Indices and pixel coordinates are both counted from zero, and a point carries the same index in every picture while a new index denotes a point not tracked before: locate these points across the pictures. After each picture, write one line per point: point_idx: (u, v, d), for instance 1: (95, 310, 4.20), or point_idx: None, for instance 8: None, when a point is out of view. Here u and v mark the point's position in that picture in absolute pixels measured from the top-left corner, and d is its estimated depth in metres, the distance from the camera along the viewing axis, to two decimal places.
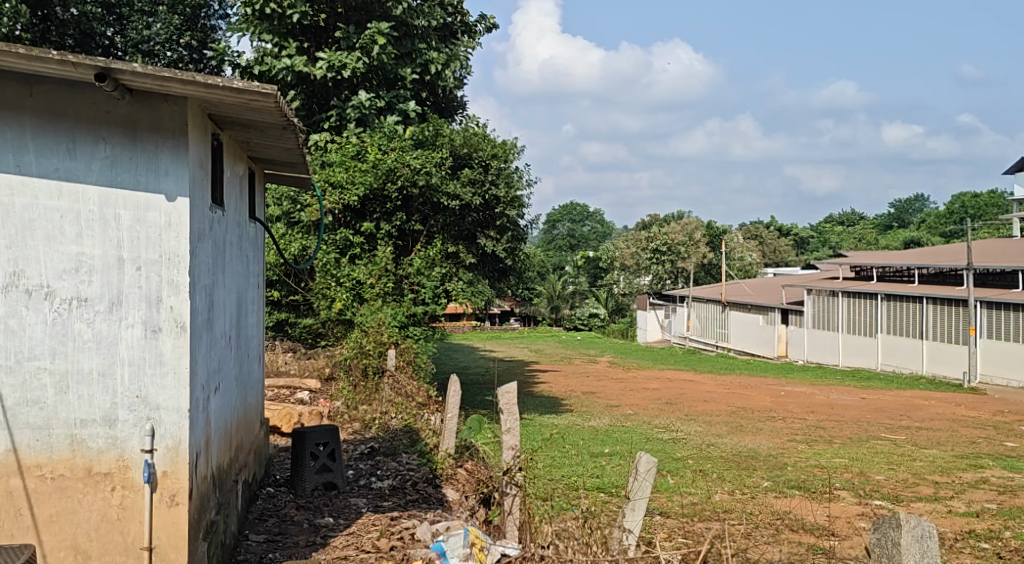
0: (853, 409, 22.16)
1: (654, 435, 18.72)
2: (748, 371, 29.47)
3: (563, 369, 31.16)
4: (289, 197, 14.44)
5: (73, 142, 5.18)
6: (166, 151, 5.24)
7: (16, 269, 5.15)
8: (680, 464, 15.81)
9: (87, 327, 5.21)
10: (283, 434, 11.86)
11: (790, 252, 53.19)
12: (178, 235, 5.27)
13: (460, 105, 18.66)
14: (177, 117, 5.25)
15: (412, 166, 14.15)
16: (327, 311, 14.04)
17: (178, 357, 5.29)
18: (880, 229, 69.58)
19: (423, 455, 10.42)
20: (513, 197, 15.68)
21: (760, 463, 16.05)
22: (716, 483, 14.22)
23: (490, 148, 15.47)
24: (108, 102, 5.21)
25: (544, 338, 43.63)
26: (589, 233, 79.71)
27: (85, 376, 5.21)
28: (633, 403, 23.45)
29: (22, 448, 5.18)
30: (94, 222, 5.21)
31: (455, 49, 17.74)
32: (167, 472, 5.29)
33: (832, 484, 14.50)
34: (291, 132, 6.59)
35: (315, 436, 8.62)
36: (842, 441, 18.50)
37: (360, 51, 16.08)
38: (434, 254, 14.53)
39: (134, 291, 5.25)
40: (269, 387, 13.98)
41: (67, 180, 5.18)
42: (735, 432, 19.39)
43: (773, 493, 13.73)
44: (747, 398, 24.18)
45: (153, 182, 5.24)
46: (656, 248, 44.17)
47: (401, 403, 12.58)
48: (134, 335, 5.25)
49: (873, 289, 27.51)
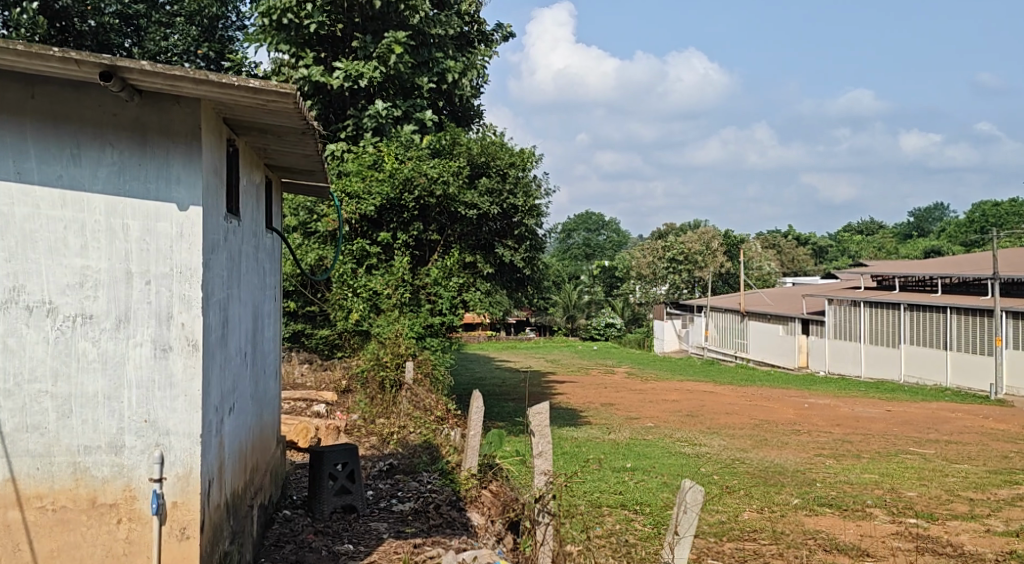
0: (879, 422, 21.59)
1: (676, 449, 18.22)
2: (770, 382, 28.90)
3: (581, 380, 30.63)
4: (306, 207, 14.09)
5: (78, 147, 4.82)
6: (179, 157, 4.88)
7: (16, 283, 4.77)
8: (705, 480, 15.33)
9: (92, 347, 4.84)
10: (301, 450, 11.51)
11: (809, 261, 52.56)
12: (190, 247, 4.91)
13: (477, 113, 18.19)
14: (189, 120, 4.89)
15: (429, 175, 13.75)
16: (343, 322, 13.86)
17: (190, 378, 4.92)
18: (899, 239, 68.72)
19: (444, 474, 10.04)
20: (531, 206, 14.83)
21: (787, 479, 15.52)
22: (744, 500, 13.72)
23: (509, 156, 14.76)
24: (116, 105, 4.85)
25: (561, 348, 43.18)
26: (605, 242, 79.27)
27: (89, 400, 4.83)
28: (653, 416, 22.97)
29: (21, 477, 4.80)
30: (100, 233, 4.84)
31: (471, 58, 17.37)
32: (176, 503, 4.91)
33: (863, 501, 14.00)
34: (311, 137, 6.23)
35: (333, 457, 8.22)
36: (871, 456, 17.96)
37: (377, 60, 15.77)
38: (451, 264, 14.05)
39: (143, 308, 4.88)
40: (285, 400, 13.61)
41: (71, 189, 4.81)
42: (760, 446, 18.88)
43: (802, 510, 13.23)
44: (770, 410, 23.65)
45: (164, 191, 4.88)
46: (673, 257, 43.64)
47: (419, 417, 12.29)
48: (143, 354, 4.88)
49: (896, 299, 26.90)
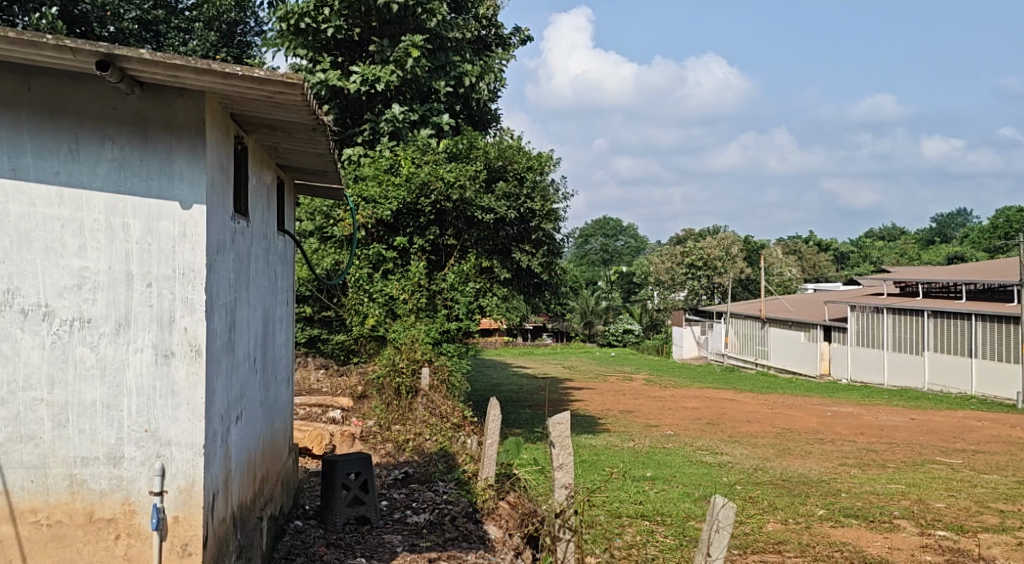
0: (903, 431, 21.15)
1: (697, 458, 17.87)
2: (791, 390, 28.48)
3: (599, 387, 30.28)
4: (323, 211, 13.77)
5: (77, 142, 4.58)
6: (183, 153, 4.63)
7: (10, 285, 4.54)
8: (727, 490, 14.96)
9: (91, 353, 4.59)
10: (315, 457, 11.26)
11: (830, 267, 52.00)
12: (193, 248, 4.66)
13: (495, 117, 17.89)
14: (193, 114, 4.64)
15: (446, 180, 13.50)
16: (359, 328, 13.51)
17: (193, 386, 4.66)
18: (921, 245, 67.85)
19: (460, 484, 9.79)
20: (549, 210, 14.49)
21: (812, 490, 15.15)
22: (768, 511, 13.37)
23: (526, 160, 14.43)
24: (117, 97, 4.60)
25: (578, 354, 42.87)
26: (622, 249, 78.94)
27: (87, 409, 4.58)
28: (673, 424, 22.62)
29: (15, 490, 4.56)
30: (100, 231, 4.60)
31: (489, 61, 17.07)
32: (178, 517, 4.66)
33: (890, 512, 13.60)
34: (322, 134, 5.97)
35: (346, 466, 7.94)
36: (897, 466, 17.55)
37: (394, 64, 15.54)
38: (467, 269, 13.78)
39: (144, 311, 4.63)
40: (300, 406, 13.38)
41: (69, 186, 4.57)
42: (782, 456, 18.50)
43: (828, 522, 12.84)
44: (792, 418, 23.25)
45: (166, 188, 4.63)
46: (692, 263, 43.21)
47: (436, 424, 12.07)
48: (143, 360, 4.63)
49: (919, 305, 26.43)
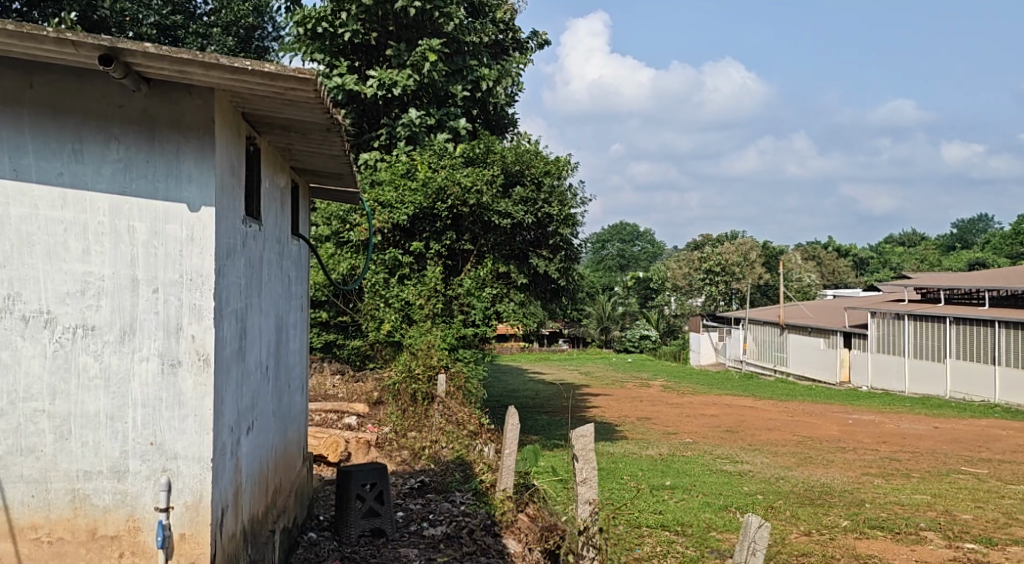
0: (926, 439, 20.77)
1: (717, 467, 17.55)
2: (812, 397, 28.09)
3: (616, 393, 30.00)
4: (339, 215, 13.57)
5: (80, 142, 4.38)
6: (191, 154, 4.43)
7: (11, 291, 4.34)
8: (749, 500, 14.64)
9: (94, 361, 4.39)
10: (329, 464, 11.11)
11: (850, 273, 51.49)
12: (202, 252, 4.45)
13: (512, 121, 17.61)
14: (202, 112, 4.44)
15: (463, 185, 13.24)
16: (375, 333, 13.41)
17: (200, 397, 4.45)
18: (942, 251, 67.11)
19: (478, 495, 9.58)
20: (567, 215, 14.28)
21: (835, 500, 14.81)
22: (791, 522, 13.04)
23: (544, 164, 14.21)
24: (122, 95, 4.41)
25: (595, 360, 42.60)
26: (639, 254, 78.66)
27: (90, 421, 4.38)
28: (691, 431, 22.32)
29: (14, 506, 4.36)
30: (105, 235, 4.40)
31: (506, 65, 16.83)
32: (185, 535, 4.45)
33: (916, 524, 13.25)
34: (336, 134, 5.76)
35: (361, 476, 7.71)
36: (921, 475, 17.18)
37: (411, 68, 15.37)
38: (484, 274, 13.54)
39: (150, 319, 4.42)
40: (316, 412, 13.20)
41: (73, 187, 4.37)
42: (804, 465, 18.16)
43: (852, 533, 12.51)
44: (813, 426, 22.89)
45: (174, 190, 4.43)
46: (709, 269, 42.84)
47: (452, 432, 11.80)
48: (149, 370, 4.42)
49: (941, 312, 25.99)
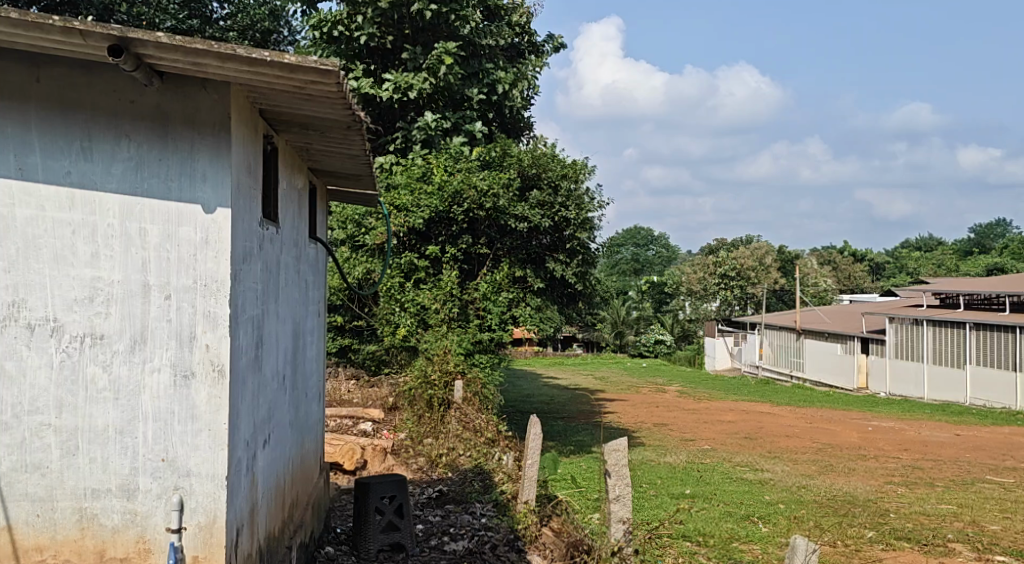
0: (949, 447, 20.34)
1: (738, 475, 17.18)
2: (830, 403, 27.68)
3: (632, 399, 29.65)
4: (354, 219, 13.35)
5: (89, 139, 4.13)
6: (206, 152, 4.17)
7: (16, 297, 4.09)
8: (770, 509, 14.28)
9: (103, 372, 4.13)
10: (346, 472, 10.81)
11: (866, 278, 50.96)
12: (217, 255, 4.19)
13: (528, 124, 17.27)
14: (218, 108, 4.18)
15: (479, 188, 12.95)
16: (391, 337, 13.12)
17: (215, 411, 4.19)
18: (959, 256, 66.35)
19: (499, 507, 9.31)
20: (584, 218, 14.02)
21: (859, 509, 14.44)
22: (815, 533, 12.66)
23: (561, 167, 13.93)
24: (133, 89, 4.15)
25: (609, 365, 42.24)
26: (653, 258, 78.33)
27: (98, 435, 4.12)
28: (709, 437, 21.97)
29: (18, 525, 4.11)
30: (114, 239, 4.14)
31: (522, 67, 16.52)
32: (198, 557, 4.19)
33: (944, 534, 12.81)
34: (356, 132, 5.49)
35: (380, 489, 7.45)
36: (946, 485, 16.78)
37: (427, 72, 15.10)
38: (500, 279, 13.25)
39: (162, 327, 4.16)
40: (331, 418, 12.94)
41: (81, 187, 4.12)
42: (826, 473, 17.78)
43: (877, 544, 12.09)
44: (832, 434, 22.50)
45: (188, 190, 4.17)
46: (724, 273, 42.34)
47: (469, 440, 11.61)
48: (161, 382, 4.16)
49: (961, 318, 25.55)
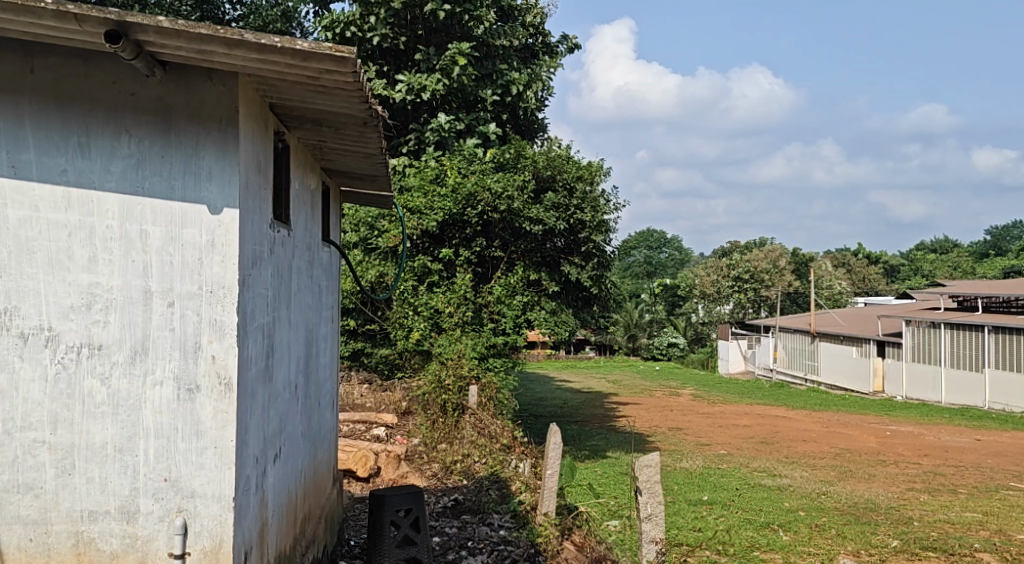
0: (970, 453, 19.90)
1: (756, 481, 16.78)
2: (847, 407, 27.24)
3: (646, 402, 29.28)
4: (367, 222, 13.08)
5: (87, 134, 3.83)
6: (212, 148, 3.88)
7: (9, 304, 3.79)
8: (791, 516, 13.88)
9: (101, 386, 3.84)
10: (360, 479, 10.53)
11: (881, 280, 50.38)
12: (224, 260, 3.90)
13: (542, 126, 16.92)
14: (225, 100, 3.89)
15: (493, 190, 12.68)
16: (404, 341, 12.78)
17: (222, 427, 3.89)
18: (974, 258, 65.61)
19: (517, 516, 9.01)
20: (599, 221, 13.64)
21: (881, 517, 14.03)
22: (837, 541, 12.14)
23: (576, 169, 13.53)
24: (133, 80, 3.85)
25: (622, 368, 41.86)
26: (665, 261, 77.97)
27: (96, 453, 3.83)
28: (725, 442, 21.57)
29: (9, 550, 3.82)
30: (113, 242, 3.84)
31: (536, 69, 16.17)
32: None
33: (970, 544, 12.13)
34: (372, 128, 5.19)
35: (395, 502, 7.07)
36: (969, 492, 16.33)
37: (440, 73, 14.79)
38: (515, 281, 12.98)
39: (165, 337, 3.87)
40: (343, 422, 12.63)
41: (78, 185, 3.83)
42: (845, 479, 17.34)
43: (901, 552, 11.61)
44: (850, 438, 22.07)
45: (193, 189, 3.88)
46: (738, 275, 41.99)
47: (485, 446, 11.21)
48: (163, 396, 3.87)
49: (979, 320, 25.07)
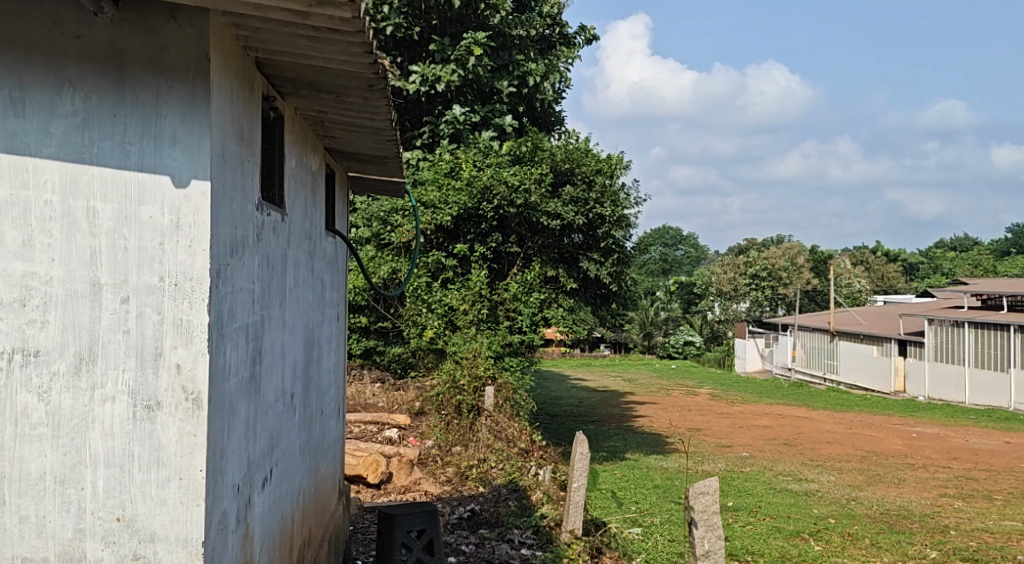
0: (1000, 456, 18.96)
1: (781, 486, 15.87)
2: (870, 407, 26.27)
3: (664, 402, 28.44)
4: (380, 217, 12.26)
5: (21, 87, 3.07)
6: (176, 106, 3.11)
7: None
8: (819, 523, 13.00)
9: (38, 402, 3.07)
10: (370, 486, 9.67)
11: (900, 278, 49.32)
12: (192, 245, 3.13)
13: (559, 118, 16.06)
14: (192, 45, 3.12)
15: (509, 183, 11.83)
16: (418, 340, 12.05)
17: (188, 453, 3.13)
18: (996, 257, 64.18)
19: (540, 532, 8.20)
20: (619, 216, 12.83)
21: (915, 525, 13.12)
22: (872, 550, 11.04)
23: (595, 162, 12.78)
24: (78, 19, 3.08)
25: (638, 366, 41.03)
26: (680, 259, 77.16)
27: (32, 485, 3.07)
28: (746, 444, 20.66)
29: None
30: (55, 221, 3.07)
31: (553, 60, 15.20)
32: None
33: (1012, 555, 10.91)
34: (376, 93, 4.40)
35: (407, 522, 6.08)
36: (1004, 498, 15.38)
37: (455, 63, 14.01)
38: (533, 278, 12.04)
39: (117, 342, 3.10)
40: (354, 423, 11.77)
41: (11, 151, 3.06)
42: (875, 484, 16.43)
43: (943, 560, 10.59)
44: (875, 440, 21.14)
45: (152, 156, 3.11)
46: (756, 273, 41.03)
47: (502, 450, 10.62)
48: (116, 414, 3.10)
49: (1005, 319, 24.04)
